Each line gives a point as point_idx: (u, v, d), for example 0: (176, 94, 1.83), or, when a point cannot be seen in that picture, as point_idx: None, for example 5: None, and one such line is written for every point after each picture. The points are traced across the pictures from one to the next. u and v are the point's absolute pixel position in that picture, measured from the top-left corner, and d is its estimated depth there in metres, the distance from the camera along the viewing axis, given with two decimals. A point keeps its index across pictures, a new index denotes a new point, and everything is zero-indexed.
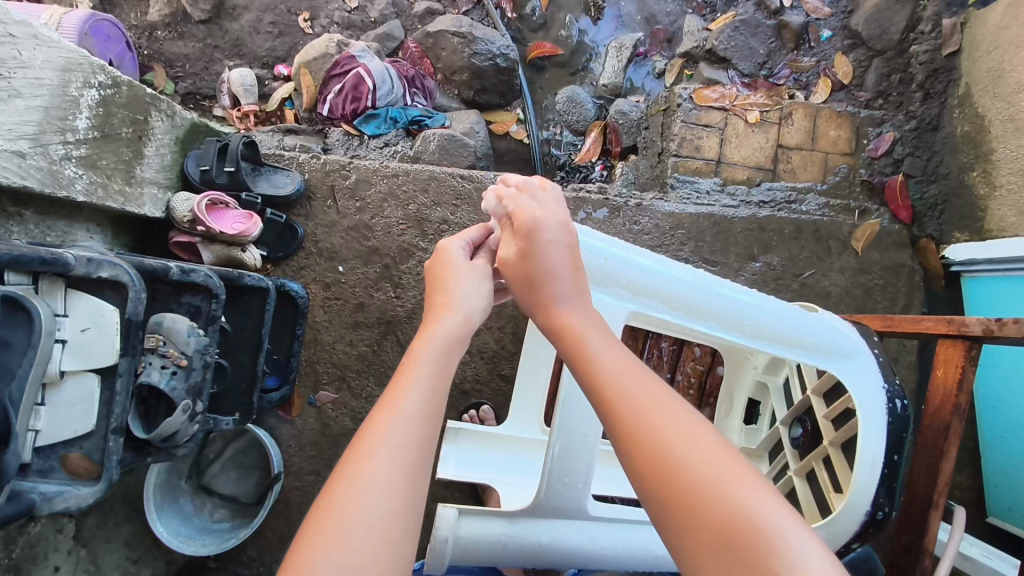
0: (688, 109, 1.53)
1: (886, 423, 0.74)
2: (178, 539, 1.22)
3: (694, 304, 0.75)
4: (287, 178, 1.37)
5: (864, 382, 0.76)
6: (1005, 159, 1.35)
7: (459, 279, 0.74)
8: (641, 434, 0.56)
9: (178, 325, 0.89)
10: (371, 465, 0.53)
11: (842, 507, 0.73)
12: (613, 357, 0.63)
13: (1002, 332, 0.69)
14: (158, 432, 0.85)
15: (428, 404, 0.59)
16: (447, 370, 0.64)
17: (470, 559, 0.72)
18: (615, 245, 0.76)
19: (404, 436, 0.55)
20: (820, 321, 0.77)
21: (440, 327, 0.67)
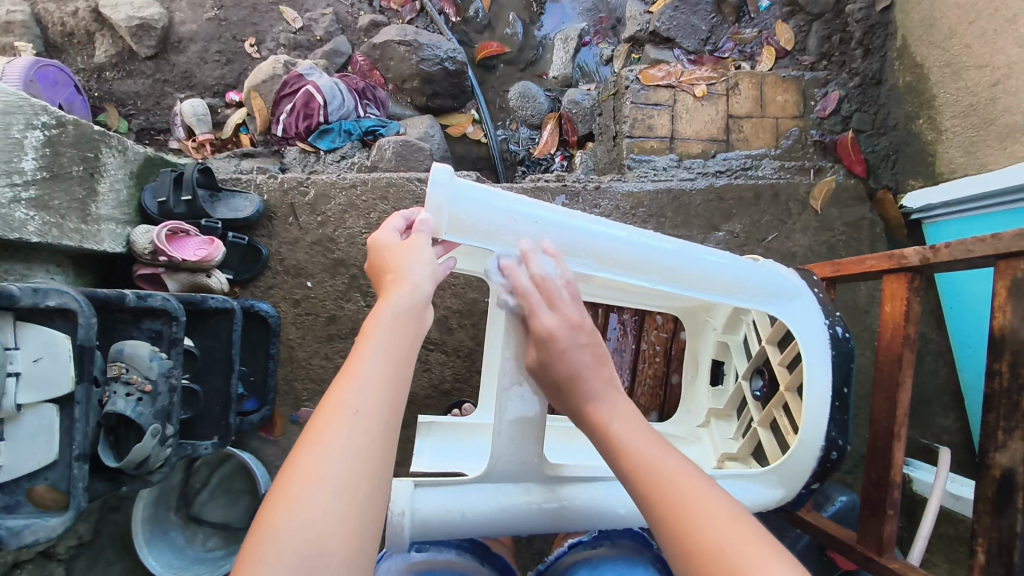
0: (636, 90, 1.55)
1: (830, 355, 0.78)
2: (171, 570, 1.22)
3: (632, 262, 0.76)
4: (246, 201, 1.38)
5: (809, 321, 0.79)
6: (947, 103, 1.37)
7: (403, 254, 0.69)
8: (668, 510, 0.56)
9: (139, 351, 0.90)
10: (332, 432, 0.54)
11: (796, 446, 0.78)
12: (637, 436, 0.63)
13: (938, 258, 0.71)
14: (129, 459, 0.85)
15: (386, 371, 0.59)
16: (406, 334, 0.63)
17: (432, 534, 0.73)
18: (543, 209, 0.73)
19: (365, 404, 0.56)
20: (761, 267, 0.80)
21: (396, 297, 0.65)
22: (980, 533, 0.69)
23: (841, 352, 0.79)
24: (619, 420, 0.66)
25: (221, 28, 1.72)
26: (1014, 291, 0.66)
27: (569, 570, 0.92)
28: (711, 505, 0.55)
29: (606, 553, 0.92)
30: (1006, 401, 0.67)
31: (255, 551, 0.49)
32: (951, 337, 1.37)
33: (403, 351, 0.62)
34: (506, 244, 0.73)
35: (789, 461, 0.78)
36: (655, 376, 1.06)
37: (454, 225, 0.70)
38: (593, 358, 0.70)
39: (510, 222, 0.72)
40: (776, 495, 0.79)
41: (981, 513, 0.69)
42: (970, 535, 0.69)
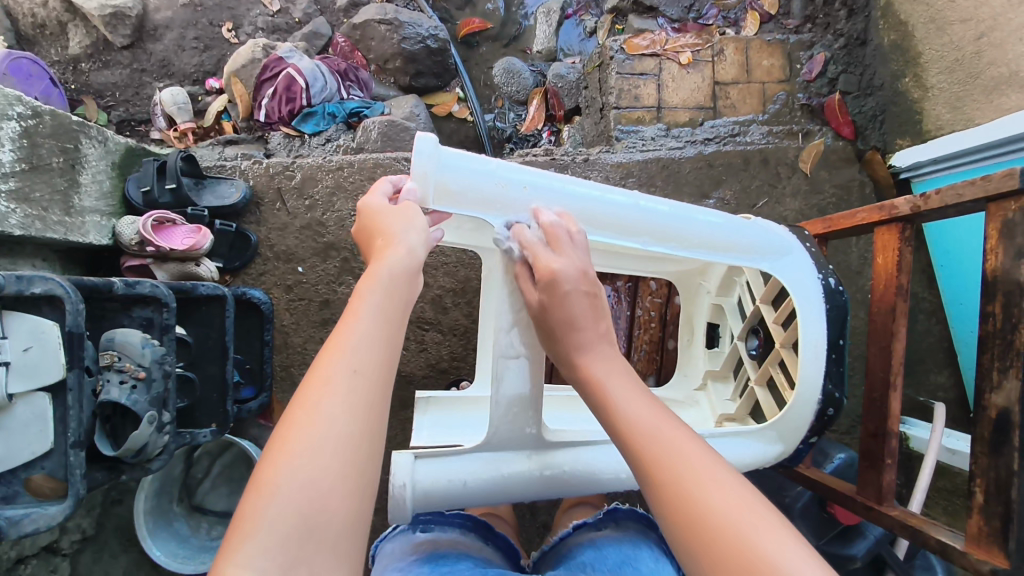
0: (621, 60, 1.54)
1: (825, 307, 0.78)
2: (176, 560, 1.21)
3: (622, 223, 0.75)
4: (232, 187, 1.36)
5: (801, 275, 0.79)
6: (932, 59, 1.37)
7: (392, 216, 0.68)
8: (662, 469, 0.54)
9: (131, 338, 0.89)
10: (327, 392, 0.54)
11: (794, 399, 0.78)
12: (630, 397, 0.61)
13: (928, 206, 0.71)
14: (128, 446, 0.85)
15: (381, 333, 0.59)
16: (399, 294, 0.63)
17: (434, 505, 0.72)
18: (530, 173, 0.72)
19: (361, 364, 0.56)
20: (752, 224, 0.80)
21: (390, 259, 0.64)
22: (977, 475, 0.69)
23: (835, 305, 0.79)
24: (614, 377, 0.63)
25: (197, 14, 1.69)
26: (1005, 233, 0.67)
27: (570, 552, 0.93)
28: (712, 468, 0.53)
29: (610, 535, 0.93)
30: (999, 341, 0.67)
31: (251, 506, 0.49)
32: (943, 294, 1.38)
33: (396, 312, 0.62)
34: (496, 211, 0.72)
35: (789, 416, 0.78)
36: (652, 342, 1.07)
37: (441, 193, 0.70)
38: (593, 307, 0.67)
39: (499, 187, 0.71)
40: (774, 450, 0.81)
41: (978, 453, 0.69)
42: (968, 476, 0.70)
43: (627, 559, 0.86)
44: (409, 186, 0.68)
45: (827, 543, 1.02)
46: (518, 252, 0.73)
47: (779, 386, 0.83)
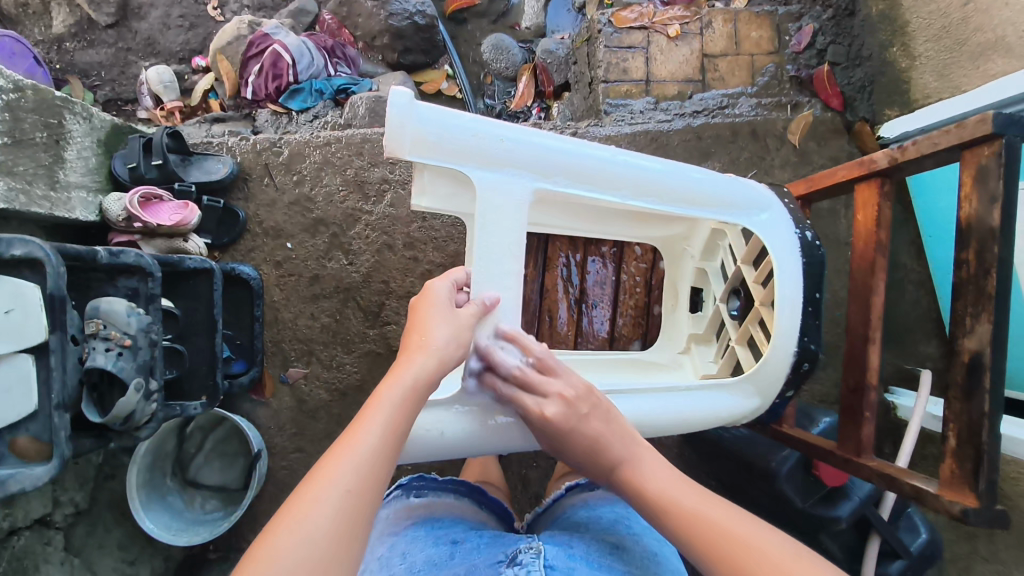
0: (609, 33, 1.53)
1: (801, 258, 0.80)
2: (169, 533, 1.23)
3: (601, 175, 0.76)
4: (219, 163, 1.35)
5: (779, 230, 0.81)
6: (920, 28, 1.36)
7: (434, 316, 0.71)
8: (726, 554, 0.58)
9: (116, 307, 0.89)
10: (313, 505, 0.53)
11: (770, 352, 0.80)
12: (678, 488, 0.65)
13: (904, 158, 0.72)
14: (115, 413, 0.86)
15: (381, 452, 0.59)
16: (407, 415, 0.63)
17: (411, 454, 0.77)
18: (508, 127, 0.73)
19: (355, 484, 0.56)
20: (733, 179, 0.81)
21: (409, 367, 0.65)
22: (951, 419, 0.70)
23: (811, 257, 0.81)
24: (654, 473, 0.67)
25: None
26: (978, 180, 0.67)
27: (565, 513, 0.95)
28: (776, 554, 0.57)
29: (603, 495, 0.95)
30: (973, 287, 0.67)
31: None
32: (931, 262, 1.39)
33: (399, 432, 0.62)
34: (472, 162, 0.72)
35: (764, 369, 0.81)
36: (637, 308, 1.05)
37: (417, 145, 0.70)
38: (604, 424, 0.70)
39: (475, 139, 0.71)
40: (752, 405, 0.84)
41: (952, 399, 0.70)
42: (943, 422, 0.71)
43: (620, 519, 0.87)
44: (386, 137, 0.68)
45: (812, 504, 1.03)
46: (494, 205, 0.74)
47: (758, 341, 0.84)
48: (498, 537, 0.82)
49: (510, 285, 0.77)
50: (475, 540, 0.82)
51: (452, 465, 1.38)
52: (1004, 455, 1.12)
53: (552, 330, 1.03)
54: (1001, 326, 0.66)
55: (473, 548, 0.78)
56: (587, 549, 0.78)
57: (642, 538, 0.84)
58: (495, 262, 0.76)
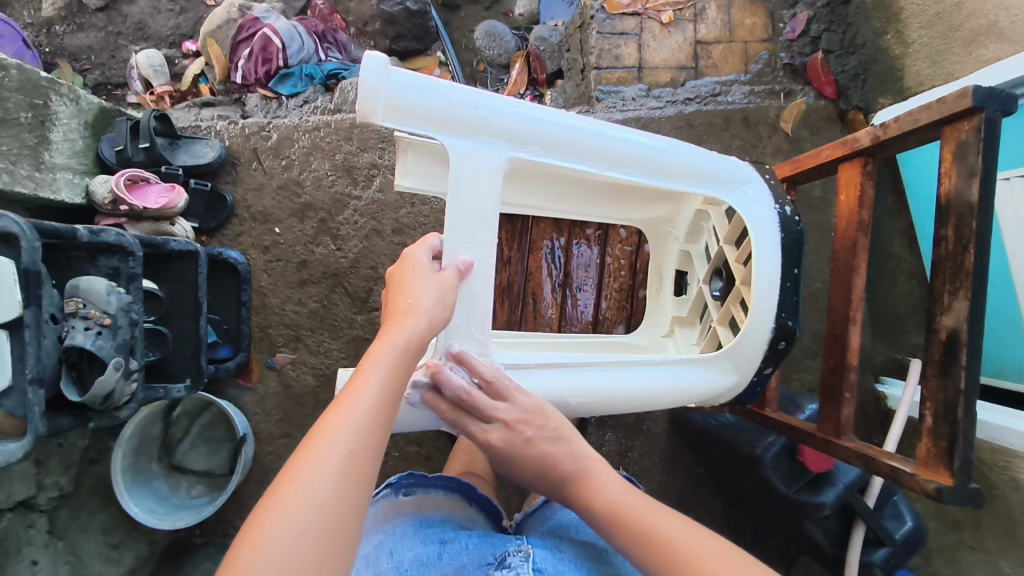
0: (602, 19, 1.52)
1: (781, 233, 0.82)
2: (154, 516, 1.23)
3: (579, 145, 0.77)
4: (207, 147, 1.34)
5: (756, 204, 0.83)
6: (914, 14, 1.35)
7: (417, 281, 0.70)
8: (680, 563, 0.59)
9: (96, 286, 0.88)
10: (315, 464, 0.51)
11: (748, 324, 0.82)
12: (630, 499, 0.67)
13: (886, 135, 0.72)
14: (94, 393, 0.85)
15: (378, 415, 0.57)
16: (403, 377, 0.62)
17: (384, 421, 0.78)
18: (485, 95, 0.73)
19: (358, 446, 0.54)
20: (711, 153, 0.83)
21: (401, 329, 0.64)
22: (928, 398, 0.70)
23: (791, 234, 0.83)
24: (606, 485, 0.69)
25: None
26: (958, 155, 0.67)
27: (556, 512, 0.94)
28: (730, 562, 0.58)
29: None
30: (951, 263, 0.68)
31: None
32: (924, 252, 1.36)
33: (394, 394, 0.60)
34: (447, 129, 0.72)
35: (742, 345, 0.83)
36: (621, 290, 1.07)
37: (392, 111, 0.69)
38: (558, 442, 0.71)
39: (451, 106, 0.71)
40: (731, 381, 0.86)
41: (929, 377, 0.71)
42: (920, 400, 0.71)
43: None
44: (359, 101, 0.68)
45: (795, 490, 1.03)
46: (469, 174, 0.74)
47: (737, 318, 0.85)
48: (486, 538, 0.83)
49: (484, 253, 0.77)
50: (463, 540, 0.82)
51: (440, 451, 1.38)
52: (990, 443, 1.12)
53: (537, 314, 1.05)
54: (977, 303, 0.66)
55: (462, 550, 0.79)
56: (572, 553, 0.80)
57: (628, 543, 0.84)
58: (471, 232, 0.76)
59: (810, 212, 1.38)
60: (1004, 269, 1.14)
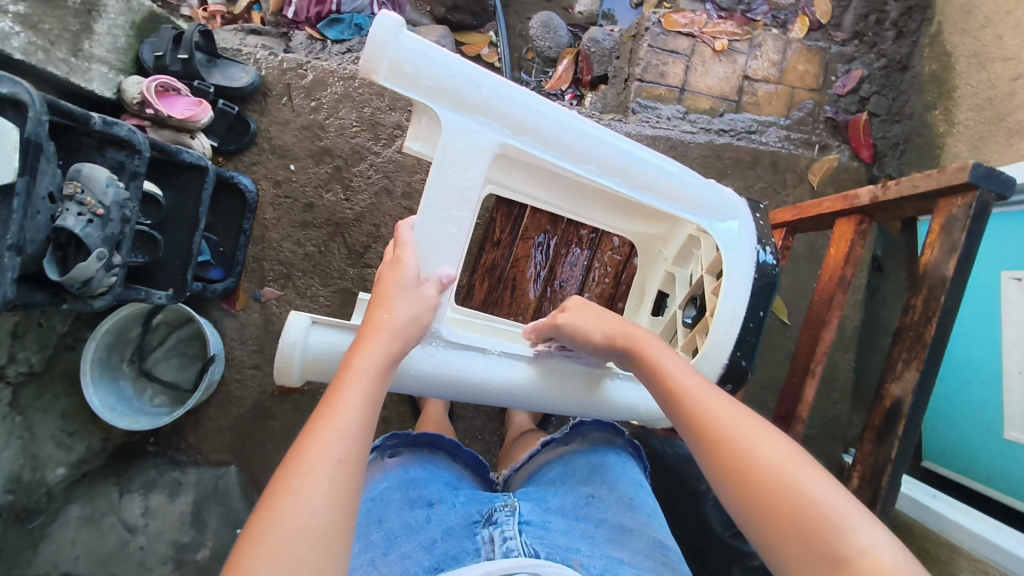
0: (655, 33, 1.51)
1: (753, 275, 0.84)
2: (112, 413, 1.25)
3: (573, 146, 0.80)
4: (242, 72, 1.36)
5: (738, 239, 0.85)
6: (965, 95, 1.32)
7: (396, 292, 0.73)
8: (720, 438, 0.63)
9: (97, 174, 0.90)
10: (311, 477, 0.53)
11: (706, 348, 0.84)
12: (685, 374, 0.71)
13: (886, 195, 0.81)
14: (73, 276, 0.87)
15: (366, 424, 0.60)
16: (381, 386, 0.65)
17: (322, 372, 0.79)
18: (488, 77, 0.76)
19: (345, 454, 0.56)
20: (705, 181, 0.85)
21: (379, 345, 0.67)
22: None
23: (764, 278, 0.85)
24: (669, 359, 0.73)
25: None
26: (943, 230, 0.76)
27: (543, 471, 0.95)
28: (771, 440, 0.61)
29: (579, 448, 0.95)
30: (912, 333, 0.78)
31: None
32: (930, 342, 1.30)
33: (377, 404, 0.63)
34: (444, 101, 0.75)
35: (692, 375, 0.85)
36: (602, 297, 1.10)
37: (394, 71, 0.72)
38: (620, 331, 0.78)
39: (452, 81, 0.74)
40: None
41: (866, 441, 0.83)
42: (852, 462, 0.84)
43: (596, 470, 0.89)
44: (362, 56, 0.70)
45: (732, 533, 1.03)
46: (457, 149, 0.77)
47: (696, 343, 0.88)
48: (474, 497, 0.86)
49: (457, 231, 0.80)
50: (449, 500, 0.84)
51: (400, 418, 1.40)
52: (938, 534, 1.12)
53: (515, 300, 1.11)
54: (926, 373, 0.77)
55: (450, 509, 0.81)
56: (562, 504, 0.83)
57: (618, 484, 0.87)
58: (446, 209, 0.79)
59: (816, 268, 1.37)
60: (994, 381, 1.11)
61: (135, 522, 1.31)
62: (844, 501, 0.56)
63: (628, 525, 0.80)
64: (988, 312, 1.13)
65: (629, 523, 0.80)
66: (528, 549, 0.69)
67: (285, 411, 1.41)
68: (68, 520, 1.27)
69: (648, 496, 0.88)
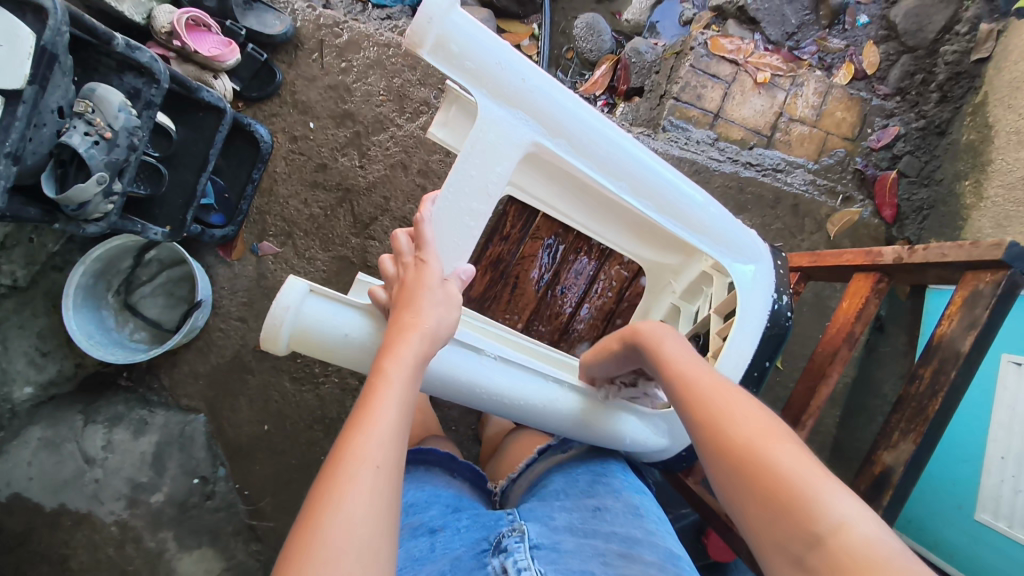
0: (700, 55, 1.49)
1: (765, 323, 0.81)
2: (88, 341, 1.23)
3: (607, 160, 0.77)
4: (277, 20, 1.33)
5: (755, 283, 0.82)
6: (999, 170, 1.30)
7: (426, 292, 0.71)
8: (708, 413, 0.59)
9: (111, 97, 0.87)
10: (349, 490, 0.50)
11: None
12: (687, 360, 0.68)
13: (911, 257, 0.78)
14: (69, 198, 0.85)
15: (401, 431, 0.57)
16: (416, 392, 0.62)
17: (309, 343, 0.76)
18: (535, 73, 0.73)
19: (383, 461, 0.54)
20: (732, 218, 0.83)
21: (409, 345, 0.65)
22: None
23: (776, 328, 0.82)
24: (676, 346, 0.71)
25: None
26: (964, 304, 0.74)
27: (542, 480, 0.92)
28: (750, 412, 0.56)
29: (577, 455, 0.92)
30: (913, 404, 0.77)
31: None
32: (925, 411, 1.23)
33: (411, 406, 0.61)
34: (486, 88, 0.72)
35: None
36: (602, 310, 1.09)
37: (439, 47, 0.69)
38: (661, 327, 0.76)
39: (497, 68, 0.71)
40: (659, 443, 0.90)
41: None
42: None
43: (598, 479, 0.86)
44: (411, 26, 0.68)
45: None
46: (489, 140, 0.75)
47: None
48: (478, 518, 0.84)
49: (473, 223, 0.79)
50: (453, 523, 0.83)
51: None
52: None
53: (513, 298, 1.08)
54: (920, 449, 0.76)
55: (454, 536, 0.81)
56: (567, 518, 0.81)
57: (621, 493, 0.83)
58: (466, 199, 0.77)
59: (820, 318, 1.35)
60: (977, 462, 1.09)
61: (93, 455, 1.28)
62: (825, 479, 0.49)
63: (635, 535, 0.76)
64: (985, 392, 1.09)
65: (637, 533, 0.76)
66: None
67: (264, 369, 1.37)
68: (28, 441, 1.26)
69: (652, 505, 0.84)
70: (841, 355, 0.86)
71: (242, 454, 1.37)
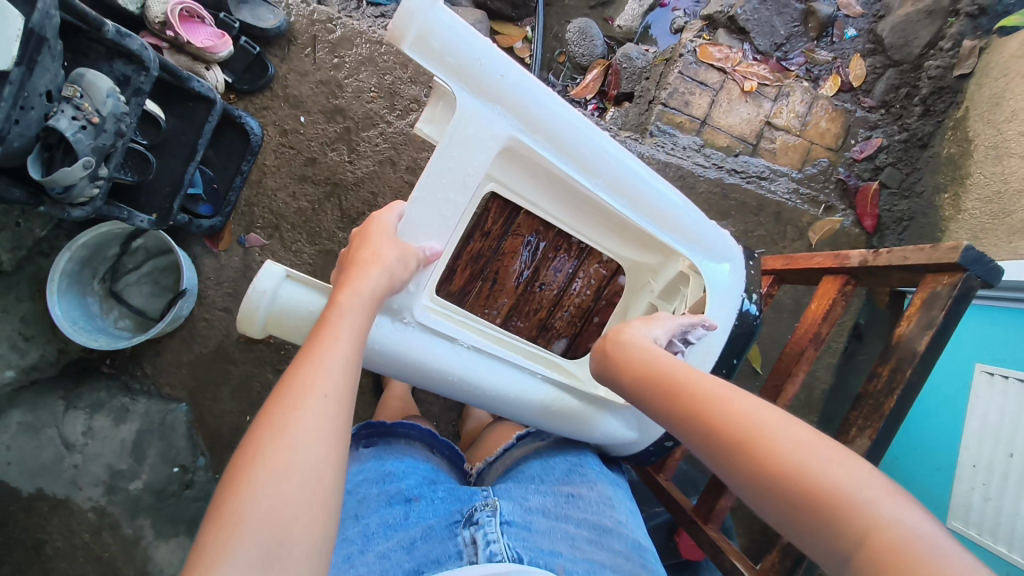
0: (689, 62, 1.52)
1: (734, 320, 0.88)
2: (72, 326, 1.23)
3: (583, 157, 0.79)
4: (271, 14, 1.34)
5: (725, 282, 0.87)
6: (977, 184, 1.33)
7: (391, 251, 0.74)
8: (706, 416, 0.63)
9: (99, 82, 0.88)
10: (295, 414, 0.54)
11: None
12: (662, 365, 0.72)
13: (876, 260, 0.80)
14: (55, 180, 0.85)
15: (350, 361, 0.61)
16: (367, 323, 0.66)
17: (284, 327, 0.77)
18: (515, 69, 0.74)
19: (332, 387, 0.57)
20: (706, 219, 0.86)
21: (365, 281, 0.69)
22: None
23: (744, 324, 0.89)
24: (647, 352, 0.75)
25: None
26: (924, 306, 0.76)
27: (519, 465, 0.93)
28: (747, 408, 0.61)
29: (556, 446, 0.94)
30: (871, 401, 0.79)
31: (223, 530, 0.47)
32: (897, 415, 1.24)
33: (361, 338, 0.64)
34: (466, 83, 0.74)
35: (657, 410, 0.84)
36: (580, 308, 1.11)
37: (421, 41, 0.70)
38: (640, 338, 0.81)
39: (477, 64, 0.73)
40: (630, 436, 0.93)
41: None
42: None
43: (574, 468, 0.88)
44: (393, 19, 0.68)
45: None
46: (468, 133, 0.77)
47: None
48: (454, 492, 0.84)
49: (449, 214, 0.80)
50: (428, 495, 0.82)
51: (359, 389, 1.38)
52: None
53: (492, 294, 1.09)
54: (878, 444, 0.78)
55: (429, 506, 0.80)
56: (541, 502, 0.82)
57: (596, 483, 0.86)
58: (444, 189, 0.78)
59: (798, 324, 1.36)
60: (945, 466, 1.11)
61: (74, 441, 1.29)
62: (839, 460, 0.55)
63: (606, 523, 0.79)
64: (954, 399, 1.12)
65: (607, 522, 0.79)
66: (511, 551, 0.68)
67: (247, 359, 1.37)
68: (7, 425, 1.26)
69: (623, 499, 0.87)
70: (807, 356, 0.88)
71: (223, 444, 1.37)
